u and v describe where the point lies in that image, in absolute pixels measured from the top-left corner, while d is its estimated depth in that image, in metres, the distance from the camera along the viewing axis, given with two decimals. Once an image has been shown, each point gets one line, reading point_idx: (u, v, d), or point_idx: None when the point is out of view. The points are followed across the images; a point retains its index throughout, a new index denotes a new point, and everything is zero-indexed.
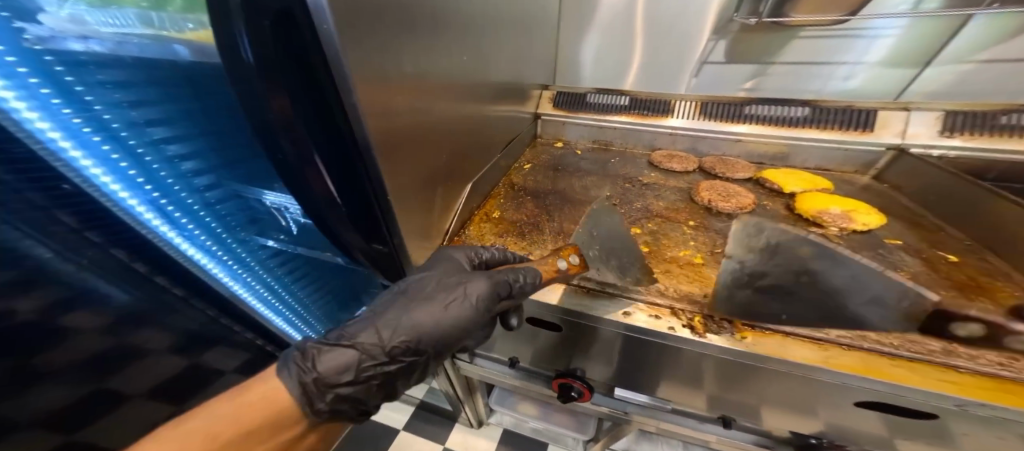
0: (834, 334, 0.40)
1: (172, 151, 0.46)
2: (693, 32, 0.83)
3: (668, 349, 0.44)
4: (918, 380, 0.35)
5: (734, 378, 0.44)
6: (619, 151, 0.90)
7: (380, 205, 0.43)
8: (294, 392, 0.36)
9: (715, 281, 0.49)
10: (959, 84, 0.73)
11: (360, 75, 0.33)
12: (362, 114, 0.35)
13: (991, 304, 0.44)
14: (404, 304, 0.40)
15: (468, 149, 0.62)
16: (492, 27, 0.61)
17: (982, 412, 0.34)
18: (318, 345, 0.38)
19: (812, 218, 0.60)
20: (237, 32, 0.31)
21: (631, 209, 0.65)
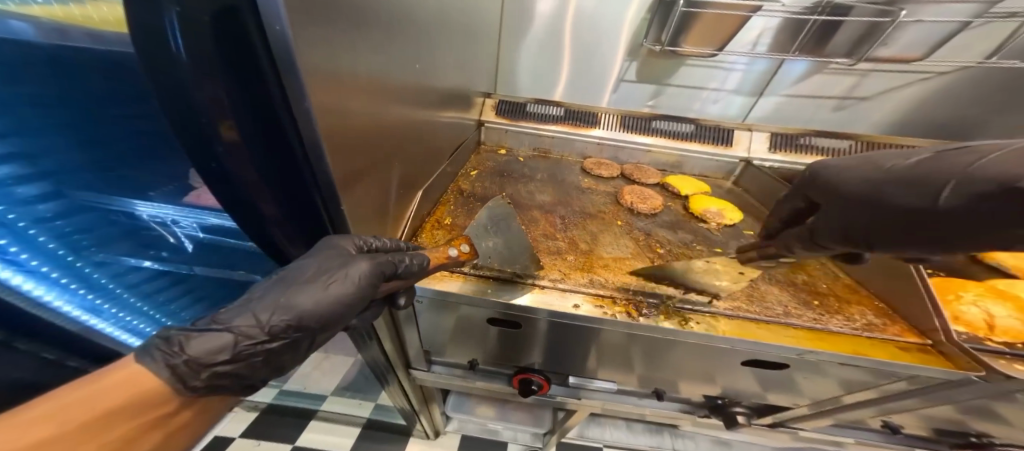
0: (721, 310, 0.54)
1: (2, 173, 0.38)
2: (612, 55, 0.95)
3: (596, 330, 0.53)
4: (775, 338, 0.50)
5: (662, 349, 0.56)
6: (557, 158, 1.00)
7: (330, 213, 0.39)
8: (160, 375, 0.30)
9: (640, 271, 0.61)
10: (777, 112, 0.98)
11: (318, 88, 0.29)
12: (320, 133, 0.30)
13: (804, 275, 0.66)
14: (284, 284, 0.36)
15: (421, 158, 0.62)
16: (444, 36, 0.62)
17: (810, 357, 0.50)
18: (185, 330, 0.31)
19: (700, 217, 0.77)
20: (167, 17, 0.25)
21: (570, 213, 0.73)
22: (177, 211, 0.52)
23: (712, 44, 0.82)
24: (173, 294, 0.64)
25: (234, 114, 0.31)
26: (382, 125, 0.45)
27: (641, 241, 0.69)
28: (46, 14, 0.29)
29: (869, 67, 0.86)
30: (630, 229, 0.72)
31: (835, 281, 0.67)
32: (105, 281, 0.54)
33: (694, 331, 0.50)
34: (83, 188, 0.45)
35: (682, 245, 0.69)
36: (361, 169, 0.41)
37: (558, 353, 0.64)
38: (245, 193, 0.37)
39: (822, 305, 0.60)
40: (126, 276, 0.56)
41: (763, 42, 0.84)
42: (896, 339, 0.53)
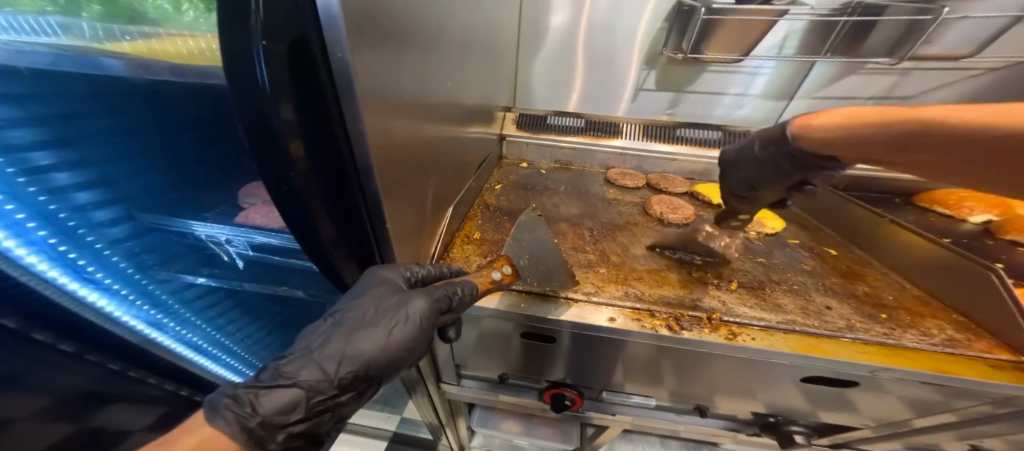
0: (774, 323, 0.52)
1: (84, 200, 0.45)
2: (631, 64, 0.94)
3: (623, 341, 0.52)
4: (844, 354, 0.47)
5: (714, 366, 0.53)
6: (579, 169, 1.00)
7: (374, 229, 0.40)
8: (235, 437, 0.32)
9: (679, 283, 0.59)
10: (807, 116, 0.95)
11: (367, 100, 0.30)
12: (368, 140, 0.32)
13: (865, 286, 0.63)
14: (343, 332, 0.38)
15: (452, 174, 0.63)
16: (470, 54, 0.63)
17: (886, 374, 0.47)
18: (252, 389, 0.35)
19: (736, 225, 0.75)
20: (255, 50, 0.26)
21: (599, 225, 0.73)
22: (231, 231, 0.53)
23: (736, 51, 0.81)
24: (221, 312, 0.67)
25: (303, 132, 0.32)
26: (419, 143, 0.46)
27: (676, 251, 0.67)
28: (134, 50, 0.31)
29: (911, 65, 0.82)
30: (662, 240, 0.70)
31: (904, 291, 0.63)
32: (170, 299, 0.58)
33: (739, 344, 0.48)
34: (150, 209, 0.51)
35: (717, 254, 0.67)
36: (402, 184, 0.42)
37: (586, 369, 0.62)
38: (303, 218, 0.37)
39: (892, 318, 0.56)
40: (182, 292, 0.60)
41: (790, 44, 0.83)
42: (983, 355, 0.48)
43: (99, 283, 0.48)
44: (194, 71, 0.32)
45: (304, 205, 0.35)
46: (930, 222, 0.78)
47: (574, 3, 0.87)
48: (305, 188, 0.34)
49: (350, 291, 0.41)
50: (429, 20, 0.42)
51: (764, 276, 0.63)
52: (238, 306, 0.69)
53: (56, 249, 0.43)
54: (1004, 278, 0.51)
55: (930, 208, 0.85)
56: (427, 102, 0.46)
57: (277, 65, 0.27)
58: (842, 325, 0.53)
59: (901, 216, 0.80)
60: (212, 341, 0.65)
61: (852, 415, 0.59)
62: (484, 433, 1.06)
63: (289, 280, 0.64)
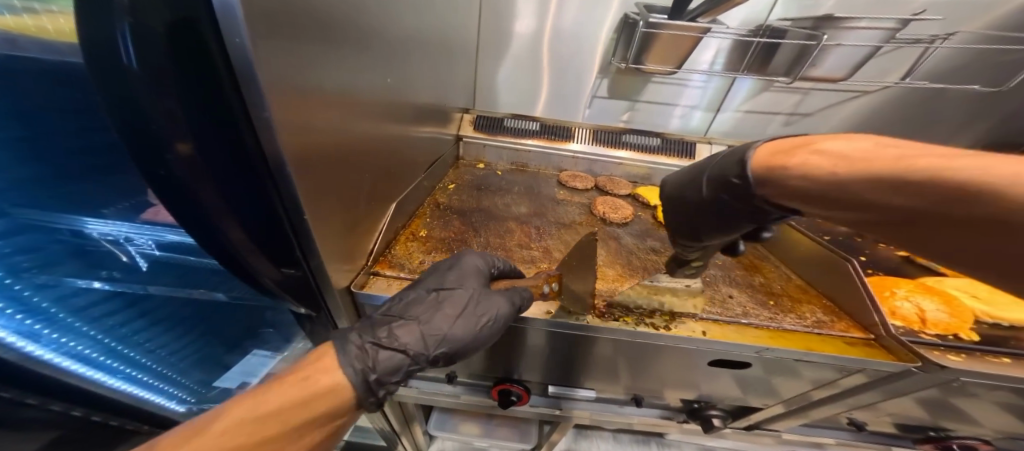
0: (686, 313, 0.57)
1: None
2: (583, 74, 1.00)
3: (581, 338, 0.55)
4: (738, 336, 0.54)
5: (634, 354, 0.57)
6: (534, 172, 1.03)
7: (293, 223, 0.39)
8: (357, 385, 0.41)
9: (612, 278, 0.63)
10: (733, 127, 1.05)
11: (274, 88, 0.30)
12: (276, 131, 0.31)
13: (761, 277, 0.71)
14: (448, 310, 0.47)
15: (395, 171, 0.63)
16: (419, 53, 0.64)
17: (769, 354, 0.53)
18: (375, 346, 0.42)
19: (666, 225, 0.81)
20: (119, 31, 0.27)
21: (545, 223, 0.76)
22: (133, 228, 0.50)
23: (672, 63, 0.88)
24: (122, 321, 0.61)
25: (188, 116, 0.31)
26: (351, 137, 0.46)
27: (613, 248, 0.71)
28: (2, 25, 0.31)
29: (810, 85, 0.94)
30: (602, 238, 0.74)
31: (789, 281, 0.72)
32: (50, 305, 0.52)
33: (659, 332, 0.52)
34: (22, 203, 0.45)
35: (649, 251, 0.72)
36: (327, 179, 0.42)
37: (553, 368, 0.65)
38: (198, 210, 0.37)
39: (777, 304, 0.64)
40: (67, 298, 0.54)
41: (719, 61, 0.92)
42: (843, 334, 0.58)
43: None
44: (71, 50, 0.31)
45: (190, 192, 0.35)
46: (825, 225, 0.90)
47: (540, 10, 0.90)
48: (190, 177, 0.34)
49: (450, 275, 0.51)
50: (362, 14, 0.43)
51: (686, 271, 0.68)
52: (143, 314, 0.62)
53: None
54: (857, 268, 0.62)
55: None
56: (360, 94, 0.46)
57: (147, 46, 0.28)
58: (745, 313, 0.60)
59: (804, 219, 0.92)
60: (109, 352, 0.61)
61: (763, 396, 0.65)
62: (439, 436, 1.05)
63: (207, 281, 0.58)
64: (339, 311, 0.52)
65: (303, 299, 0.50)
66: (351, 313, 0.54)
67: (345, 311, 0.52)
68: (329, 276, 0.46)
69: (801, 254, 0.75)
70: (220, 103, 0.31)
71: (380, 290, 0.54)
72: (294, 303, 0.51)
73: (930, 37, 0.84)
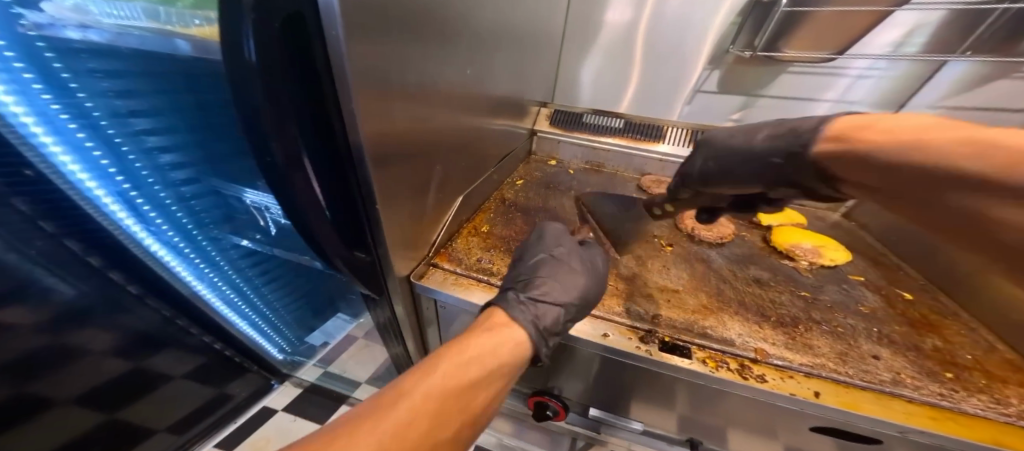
0: (793, 365, 0.44)
1: (165, 160, 0.53)
2: (684, 65, 0.86)
3: (647, 370, 0.47)
4: (880, 410, 0.39)
5: (698, 398, 0.48)
6: (611, 173, 0.93)
7: (365, 209, 0.41)
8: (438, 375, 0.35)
9: (693, 310, 0.51)
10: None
11: (361, 78, 0.31)
12: (359, 120, 0.33)
13: (938, 340, 0.50)
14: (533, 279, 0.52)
15: (466, 164, 0.62)
16: (501, 45, 0.62)
17: (921, 438, 0.38)
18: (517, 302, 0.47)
19: (784, 252, 0.65)
20: (245, 31, 0.30)
21: (617, 233, 0.67)
22: (270, 200, 0.57)
23: (830, 49, 0.70)
24: (256, 275, 0.74)
25: (298, 111, 0.34)
26: (426, 128, 0.46)
27: (700, 272, 0.59)
28: (198, 33, 0.38)
29: None
30: (687, 259, 0.62)
31: (993, 353, 0.49)
32: (218, 257, 0.67)
33: (747, 384, 0.41)
34: (214, 175, 0.57)
35: (750, 282, 0.58)
36: (400, 165, 0.42)
37: (605, 390, 0.57)
38: (293, 192, 0.40)
39: (959, 379, 0.44)
40: (228, 251, 0.68)
41: (915, 40, 0.71)
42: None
43: (160, 236, 0.58)
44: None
45: (287, 173, 0.38)
46: None
47: None
48: (289, 161, 0.37)
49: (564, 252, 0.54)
50: (451, 2, 0.42)
51: (803, 314, 0.52)
52: (270, 272, 0.75)
53: (133, 201, 0.53)
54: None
55: None
56: (438, 85, 0.45)
57: (269, 46, 0.30)
58: (891, 375, 0.43)
59: None
60: (235, 304, 0.75)
61: None
62: None
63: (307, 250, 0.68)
64: (397, 296, 0.53)
65: (368, 281, 0.52)
66: (408, 298, 0.55)
67: (402, 297, 0.53)
68: (390, 260, 0.47)
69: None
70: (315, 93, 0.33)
71: (436, 283, 0.53)
72: (360, 285, 0.53)
73: None
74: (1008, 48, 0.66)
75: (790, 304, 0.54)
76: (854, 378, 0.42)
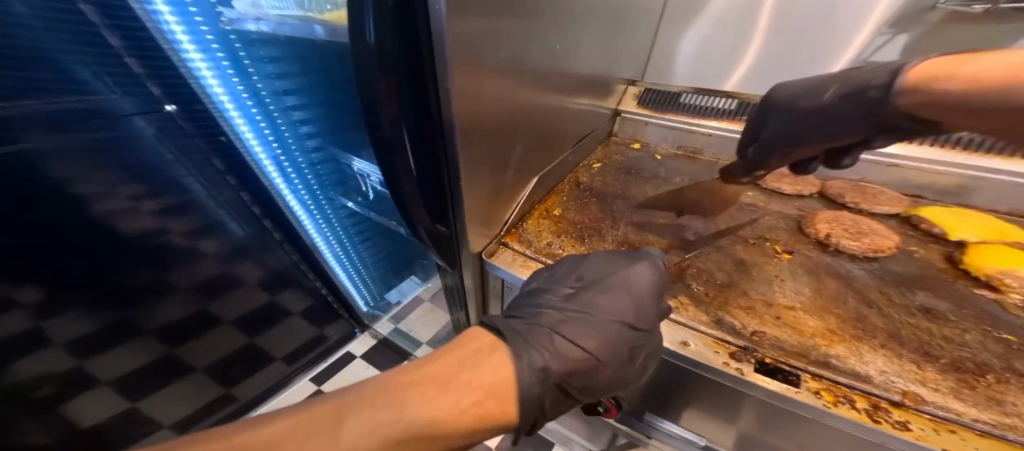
0: (964, 420, 0.30)
1: (305, 130, 0.61)
2: (838, 30, 0.69)
3: (725, 388, 0.37)
4: None
5: (792, 434, 0.36)
6: (711, 161, 0.79)
7: (450, 185, 0.41)
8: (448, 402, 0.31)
9: (819, 334, 0.39)
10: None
11: (458, 49, 0.30)
12: (453, 96, 0.33)
13: None
14: (591, 312, 0.39)
15: (545, 143, 0.59)
16: (597, 17, 0.56)
17: None
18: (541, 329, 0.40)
19: (985, 279, 0.46)
20: (365, 12, 0.29)
21: (713, 229, 0.56)
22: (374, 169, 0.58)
23: None
24: (361, 236, 0.83)
25: (402, 89, 0.35)
26: (512, 105, 0.44)
27: (833, 289, 0.46)
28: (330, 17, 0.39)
29: None
30: (813, 271, 0.49)
31: None
32: (334, 216, 0.78)
33: (877, 428, 0.29)
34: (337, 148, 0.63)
35: (917, 313, 0.42)
36: (486, 142, 0.42)
37: (663, 401, 0.47)
38: (390, 168, 0.42)
39: None
40: (340, 211, 0.77)
41: None
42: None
43: (296, 194, 0.71)
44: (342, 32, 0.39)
45: (392, 151, 0.39)
46: None
47: None
48: (394, 139, 0.38)
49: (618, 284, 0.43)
50: None
51: (1005, 362, 0.35)
52: (372, 234, 0.83)
53: (280, 163, 0.65)
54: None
55: None
56: (528, 63, 0.43)
57: (382, 20, 0.30)
58: None
59: None
60: (339, 260, 0.87)
61: None
62: None
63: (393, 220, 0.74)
64: (468, 271, 0.54)
65: (444, 254, 0.53)
66: (477, 274, 0.55)
67: (471, 272, 0.53)
68: (467, 236, 0.47)
69: None
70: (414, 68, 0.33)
71: (505, 263, 0.51)
72: (436, 256, 0.55)
73: None
74: None
75: (981, 347, 0.37)
76: None
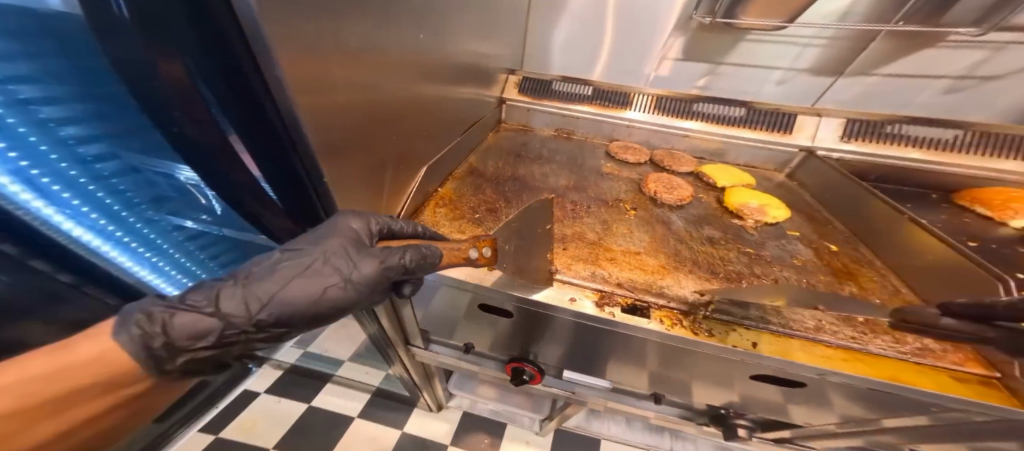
0: (725, 315, 0.46)
1: (85, 152, 0.44)
2: (657, 28, 0.87)
3: (621, 335, 0.46)
4: (805, 356, 0.42)
5: (668, 361, 0.49)
6: (581, 140, 0.94)
7: (315, 188, 0.38)
8: (132, 352, 0.29)
9: (650, 269, 0.54)
10: (867, 94, 0.85)
11: (287, 41, 0.26)
12: (290, 91, 0.28)
13: (853, 287, 0.56)
14: (283, 274, 0.33)
15: (428, 131, 0.58)
16: (458, 10, 0.58)
17: (838, 379, 0.41)
18: (169, 308, 0.30)
19: (734, 212, 0.69)
20: None
21: (584, 199, 0.69)
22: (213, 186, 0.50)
23: (780, 17, 0.73)
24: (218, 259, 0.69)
25: (208, 76, 0.32)
26: (382, 96, 0.42)
27: (662, 238, 0.61)
28: None
29: (1010, 38, 0.70)
30: (650, 222, 0.65)
31: (893, 295, 0.55)
32: (159, 239, 0.58)
33: (698, 339, 0.43)
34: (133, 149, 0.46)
35: (704, 242, 0.62)
36: (350, 138, 0.38)
37: (581, 354, 0.56)
38: (225, 155, 0.38)
39: (867, 322, 0.49)
40: (171, 233, 0.59)
41: (855, 11, 0.73)
42: (950, 367, 0.43)
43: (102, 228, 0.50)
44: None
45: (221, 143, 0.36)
46: (965, 225, 0.67)
47: None
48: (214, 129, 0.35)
49: (315, 233, 0.36)
50: None
51: (749, 269, 0.57)
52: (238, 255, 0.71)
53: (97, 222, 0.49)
54: (1010, 290, 0.45)
55: (971, 208, 0.70)
56: (389, 55, 0.42)
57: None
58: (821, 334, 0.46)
59: (933, 216, 0.69)
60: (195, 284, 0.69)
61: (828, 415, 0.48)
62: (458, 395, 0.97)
63: None
64: None
65: None
66: None
67: None
68: None
69: (928, 264, 0.55)
70: (231, 62, 0.30)
71: None
72: None
73: None
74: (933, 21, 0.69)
75: (738, 261, 0.58)
76: (789, 329, 0.45)
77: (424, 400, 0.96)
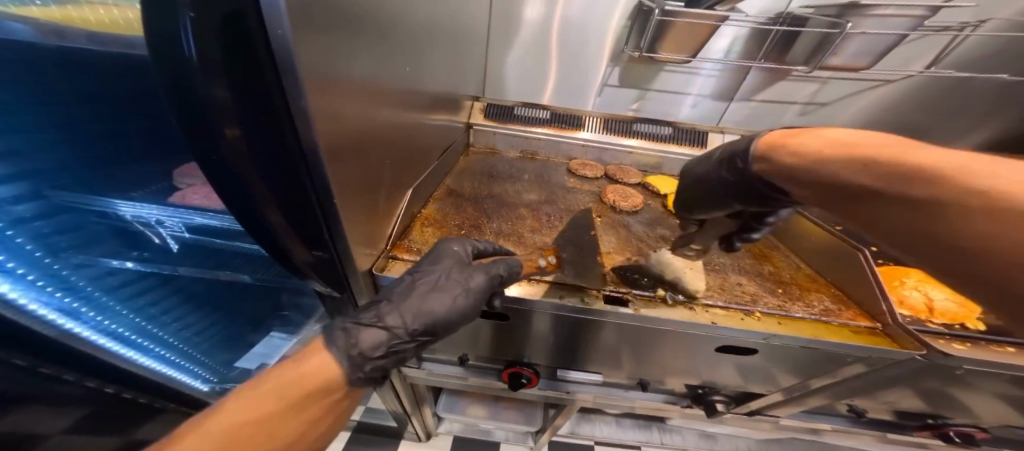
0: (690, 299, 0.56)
1: (18, 211, 0.43)
2: (596, 60, 1.01)
3: (609, 325, 0.53)
4: (749, 324, 0.52)
5: (643, 348, 0.57)
6: (544, 159, 1.03)
7: (326, 216, 0.38)
8: (342, 365, 0.40)
9: (620, 264, 0.63)
10: (751, 116, 1.07)
11: (312, 79, 0.29)
12: (310, 120, 0.30)
13: (769, 266, 0.70)
14: (422, 291, 0.46)
15: (412, 155, 0.62)
16: (433, 43, 0.63)
17: (776, 341, 0.52)
18: (358, 326, 0.42)
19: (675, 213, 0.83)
20: (182, 23, 0.26)
21: (556, 210, 0.77)
22: (162, 210, 0.53)
23: (684, 53, 0.90)
24: (162, 309, 0.61)
25: (239, 112, 0.31)
26: (378, 124, 0.45)
27: (626, 239, 0.71)
28: (45, 15, 0.33)
29: (829, 75, 0.96)
30: (614, 226, 0.75)
31: (798, 271, 0.70)
32: (95, 290, 0.52)
33: (668, 317, 0.51)
34: (64, 185, 0.45)
35: (659, 239, 0.73)
36: (353, 165, 0.40)
37: (567, 353, 0.62)
38: (242, 196, 0.37)
39: (785, 292, 0.63)
40: (103, 278, 0.53)
41: (735, 49, 0.94)
42: (847, 322, 0.56)
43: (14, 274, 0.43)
44: (116, 40, 0.34)
45: (240, 181, 0.35)
46: None
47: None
48: (241, 163, 0.34)
49: (428, 260, 0.50)
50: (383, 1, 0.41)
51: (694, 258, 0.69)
52: (185, 299, 0.64)
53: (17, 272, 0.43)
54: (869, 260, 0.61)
55: None
56: (382, 82, 0.44)
57: (203, 39, 0.27)
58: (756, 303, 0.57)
59: None
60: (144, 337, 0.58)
61: (769, 384, 0.60)
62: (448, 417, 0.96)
63: (233, 264, 0.65)
64: (363, 296, 0.52)
65: (329, 281, 0.49)
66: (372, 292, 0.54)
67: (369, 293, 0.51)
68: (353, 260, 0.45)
69: (817, 243, 0.72)
70: (257, 86, 0.29)
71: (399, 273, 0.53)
72: (319, 283, 0.51)
73: (959, 25, 0.84)
74: (781, 59, 0.91)
75: None
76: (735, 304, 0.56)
77: (413, 429, 0.95)
